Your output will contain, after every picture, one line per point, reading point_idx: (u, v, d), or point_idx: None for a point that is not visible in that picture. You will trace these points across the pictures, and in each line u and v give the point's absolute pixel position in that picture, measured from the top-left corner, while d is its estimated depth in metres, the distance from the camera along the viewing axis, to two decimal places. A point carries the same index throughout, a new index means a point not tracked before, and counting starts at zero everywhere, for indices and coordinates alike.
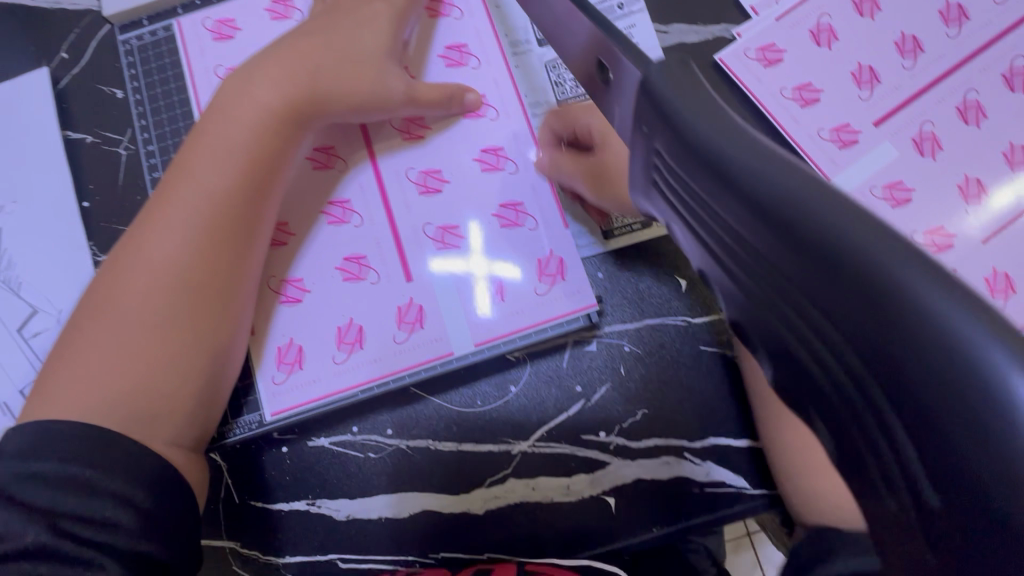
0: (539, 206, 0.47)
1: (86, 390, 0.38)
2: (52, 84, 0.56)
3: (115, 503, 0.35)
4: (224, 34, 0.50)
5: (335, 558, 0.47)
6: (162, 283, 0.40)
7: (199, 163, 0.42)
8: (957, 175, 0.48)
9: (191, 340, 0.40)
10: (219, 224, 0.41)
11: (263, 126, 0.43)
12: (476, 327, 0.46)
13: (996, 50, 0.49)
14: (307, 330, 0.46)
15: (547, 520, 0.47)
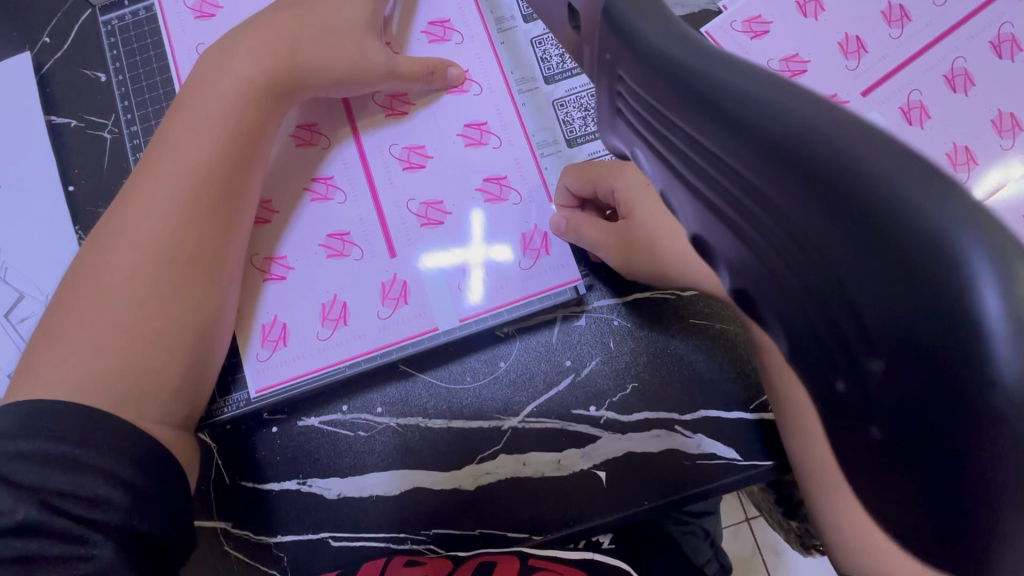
0: (523, 180, 0.47)
1: (69, 367, 0.38)
2: (35, 69, 0.56)
3: (103, 480, 0.35)
4: (205, 12, 0.49)
5: (326, 536, 0.47)
6: (143, 260, 0.40)
7: (178, 139, 0.42)
8: (945, 144, 0.48)
9: (170, 317, 0.40)
10: (195, 198, 0.41)
11: (240, 101, 0.42)
12: (461, 301, 0.46)
13: (984, 17, 0.49)
14: (292, 308, 0.46)
15: (538, 494, 0.46)
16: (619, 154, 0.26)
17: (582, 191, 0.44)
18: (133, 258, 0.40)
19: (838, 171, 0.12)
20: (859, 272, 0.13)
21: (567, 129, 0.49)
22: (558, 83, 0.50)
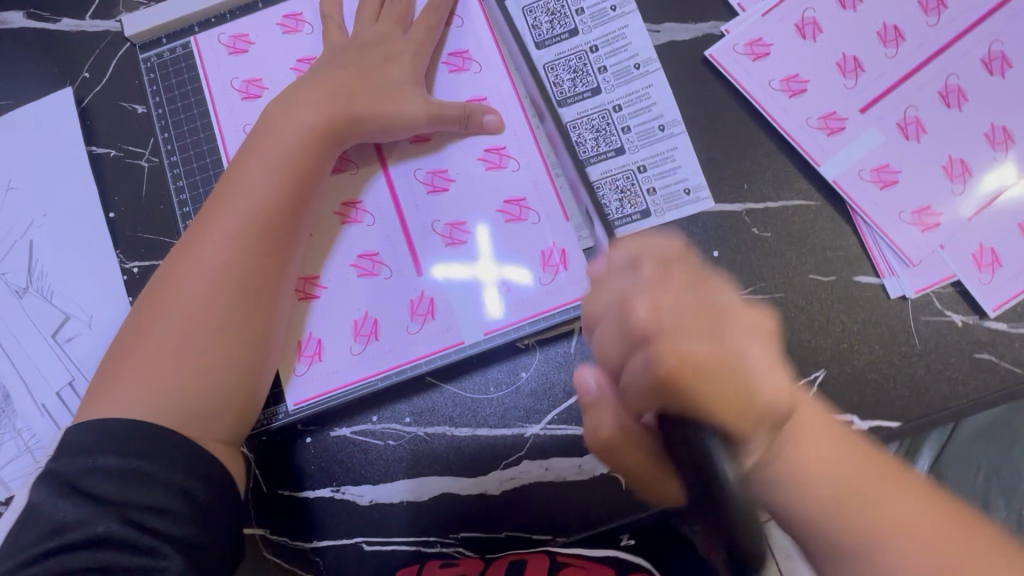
0: (541, 201, 0.49)
1: (139, 390, 0.41)
2: (76, 102, 0.59)
3: (174, 494, 0.38)
4: (238, 48, 0.52)
5: (360, 540, 0.50)
6: (208, 288, 0.42)
7: (245, 177, 0.44)
8: (941, 157, 0.50)
9: (232, 343, 0.43)
10: (264, 234, 0.44)
11: (303, 143, 0.45)
12: (486, 316, 0.48)
13: (975, 35, 0.51)
14: (325, 325, 0.48)
15: (560, 498, 0.49)
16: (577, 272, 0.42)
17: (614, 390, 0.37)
18: (201, 288, 0.42)
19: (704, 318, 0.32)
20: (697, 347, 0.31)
21: (581, 150, 0.54)
22: (571, 106, 0.54)
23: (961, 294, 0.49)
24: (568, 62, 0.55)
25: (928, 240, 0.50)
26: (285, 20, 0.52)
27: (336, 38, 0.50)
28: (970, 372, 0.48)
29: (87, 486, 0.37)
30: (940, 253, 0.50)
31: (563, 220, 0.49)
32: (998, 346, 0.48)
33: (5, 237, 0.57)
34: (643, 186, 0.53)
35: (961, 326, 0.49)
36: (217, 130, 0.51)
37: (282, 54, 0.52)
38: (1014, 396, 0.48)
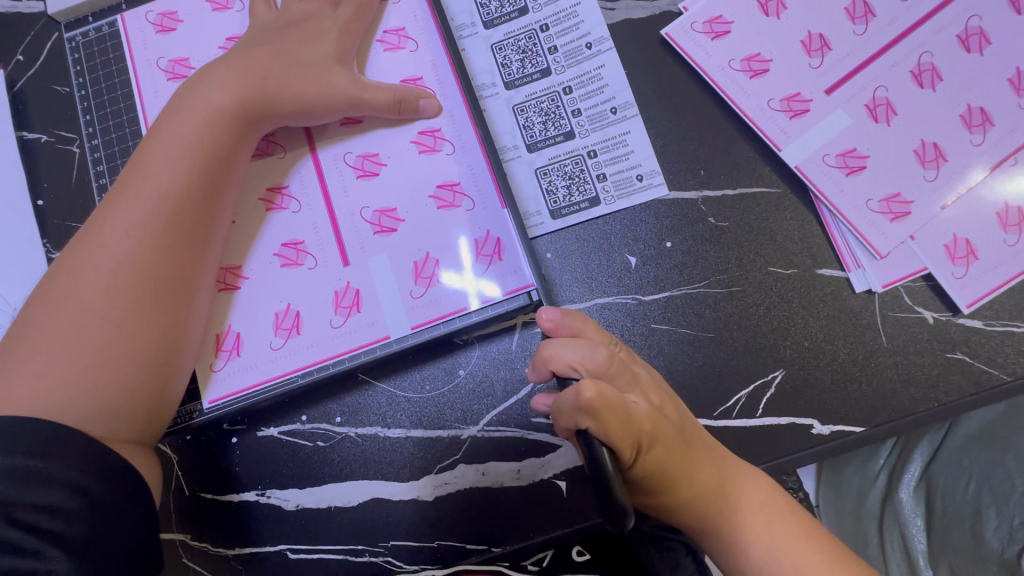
0: (477, 186, 0.46)
1: (32, 384, 0.38)
2: (8, 86, 0.57)
3: (68, 493, 0.35)
4: (166, 26, 0.50)
5: (284, 548, 0.47)
6: (111, 278, 0.39)
7: (151, 159, 0.42)
8: (913, 140, 0.47)
9: (139, 337, 0.40)
10: (172, 220, 0.41)
11: (215, 122, 0.42)
12: (415, 308, 0.45)
13: (952, 10, 0.47)
14: (244, 317, 0.46)
15: (496, 506, 0.46)
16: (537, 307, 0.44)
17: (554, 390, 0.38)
18: (103, 279, 0.39)
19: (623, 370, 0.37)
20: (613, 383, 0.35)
21: (528, 134, 0.50)
22: (519, 88, 0.51)
23: (931, 289, 0.45)
24: (517, 41, 0.51)
25: (896, 230, 0.46)
26: None
27: (264, 15, 0.48)
28: (941, 373, 0.44)
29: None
30: (909, 244, 0.46)
31: (498, 206, 0.46)
32: (972, 345, 0.45)
33: None
34: (593, 172, 0.49)
35: (932, 324, 0.45)
36: (140, 113, 0.49)
37: (211, 33, 0.50)
38: (989, 399, 0.44)
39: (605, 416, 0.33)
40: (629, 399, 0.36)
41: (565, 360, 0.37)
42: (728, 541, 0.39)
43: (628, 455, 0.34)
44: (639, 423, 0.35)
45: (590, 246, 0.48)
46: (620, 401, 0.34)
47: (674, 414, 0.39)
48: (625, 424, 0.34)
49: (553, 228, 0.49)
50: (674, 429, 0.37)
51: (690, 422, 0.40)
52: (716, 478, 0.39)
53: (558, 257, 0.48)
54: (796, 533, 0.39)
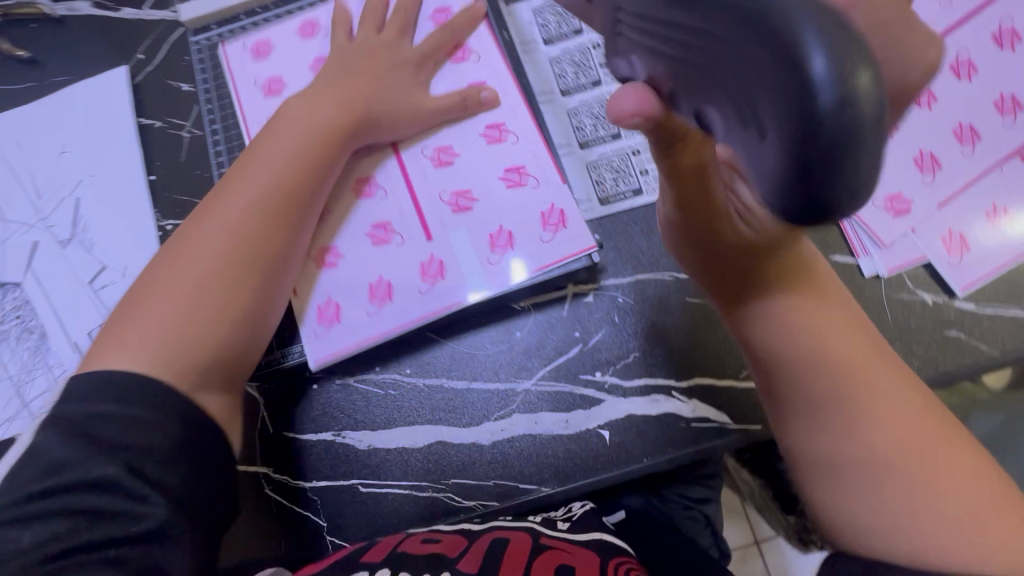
0: (539, 169, 0.54)
1: (147, 334, 0.43)
2: (129, 79, 0.66)
3: (171, 437, 0.40)
4: (262, 52, 0.63)
5: (356, 482, 0.52)
6: (225, 245, 0.46)
7: (264, 156, 0.50)
8: (912, 149, 0.55)
9: (240, 296, 0.46)
10: (280, 203, 0.49)
11: (319, 123, 0.52)
12: (484, 279, 0.52)
13: (944, 44, 0.56)
14: (344, 290, 0.54)
15: (546, 450, 0.52)
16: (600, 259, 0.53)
17: None
18: (218, 247, 0.46)
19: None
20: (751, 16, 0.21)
21: (581, 134, 0.59)
22: (573, 95, 0.60)
23: (930, 274, 0.52)
24: (572, 57, 0.60)
25: (900, 224, 0.53)
26: (303, 27, 0.63)
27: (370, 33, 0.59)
28: (939, 348, 0.51)
29: (90, 429, 0.38)
30: (911, 236, 0.53)
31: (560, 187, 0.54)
32: (968, 324, 0.51)
33: (56, 192, 0.63)
34: (637, 167, 0.57)
35: (931, 305, 0.52)
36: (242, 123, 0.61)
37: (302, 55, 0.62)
38: (982, 372, 0.51)
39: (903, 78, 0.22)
40: None
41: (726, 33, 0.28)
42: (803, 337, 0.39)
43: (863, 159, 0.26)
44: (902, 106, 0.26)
45: (635, 230, 0.56)
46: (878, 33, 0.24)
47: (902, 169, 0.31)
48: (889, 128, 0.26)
49: (601, 213, 0.56)
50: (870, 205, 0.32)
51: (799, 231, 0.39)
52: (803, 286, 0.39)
53: (606, 237, 0.56)
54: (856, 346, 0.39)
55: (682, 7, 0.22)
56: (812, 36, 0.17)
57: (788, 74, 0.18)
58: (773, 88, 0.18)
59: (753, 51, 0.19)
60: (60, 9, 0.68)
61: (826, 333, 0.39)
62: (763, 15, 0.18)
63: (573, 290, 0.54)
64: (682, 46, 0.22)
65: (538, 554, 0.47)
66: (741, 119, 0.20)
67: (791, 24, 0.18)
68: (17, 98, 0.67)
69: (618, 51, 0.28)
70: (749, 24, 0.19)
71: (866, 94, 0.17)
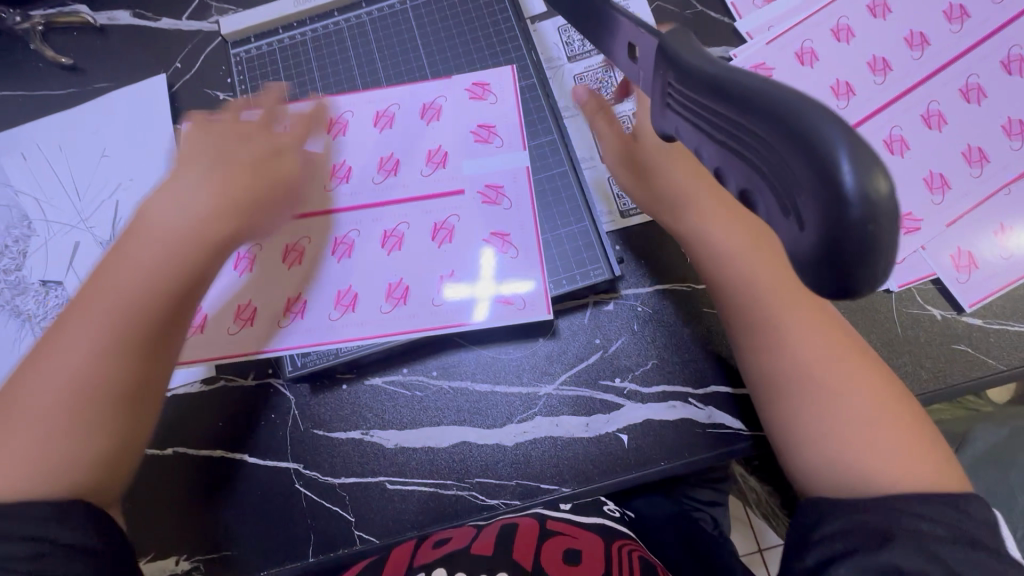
0: (495, 122, 0.60)
1: (25, 459, 0.39)
2: (167, 88, 0.68)
3: (42, 542, 0.37)
4: None
5: (382, 480, 0.54)
6: (104, 346, 0.43)
7: (134, 252, 0.46)
8: (922, 170, 0.57)
9: (131, 393, 0.43)
10: (161, 299, 0.45)
11: (213, 205, 0.49)
12: (465, 268, 0.56)
13: (955, 69, 0.58)
14: (417, 285, 0.56)
15: (566, 451, 0.54)
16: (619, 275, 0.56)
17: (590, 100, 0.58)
18: (92, 353, 0.43)
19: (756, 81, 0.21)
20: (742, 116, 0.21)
21: None
22: None
23: (939, 290, 0.54)
24: (595, 74, 0.63)
25: (911, 241, 0.55)
26: None
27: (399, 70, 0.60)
28: (946, 361, 0.53)
29: None
30: (921, 253, 0.55)
31: (493, 187, 0.58)
32: (975, 338, 0.53)
33: (96, 195, 0.65)
34: None
35: (940, 320, 0.54)
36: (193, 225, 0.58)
37: None
38: (987, 384, 0.53)
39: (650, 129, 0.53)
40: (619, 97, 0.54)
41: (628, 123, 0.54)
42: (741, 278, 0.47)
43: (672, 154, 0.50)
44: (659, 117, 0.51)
45: (656, 242, 0.58)
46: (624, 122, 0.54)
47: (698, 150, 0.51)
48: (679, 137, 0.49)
49: (623, 225, 0.59)
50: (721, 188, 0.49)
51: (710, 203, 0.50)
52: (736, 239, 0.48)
53: (626, 249, 0.58)
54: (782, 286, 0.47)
55: (711, 90, 0.22)
56: (835, 136, 0.18)
57: (809, 171, 0.18)
58: (797, 171, 0.19)
59: (778, 142, 0.19)
60: (102, 18, 0.71)
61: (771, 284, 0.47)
62: (791, 116, 0.19)
63: (594, 298, 0.57)
64: (714, 124, 0.23)
65: (544, 541, 0.52)
66: (766, 198, 0.21)
67: (820, 132, 0.18)
68: (59, 104, 0.69)
69: (659, 116, 0.28)
70: (775, 120, 0.19)
71: (888, 194, 0.17)
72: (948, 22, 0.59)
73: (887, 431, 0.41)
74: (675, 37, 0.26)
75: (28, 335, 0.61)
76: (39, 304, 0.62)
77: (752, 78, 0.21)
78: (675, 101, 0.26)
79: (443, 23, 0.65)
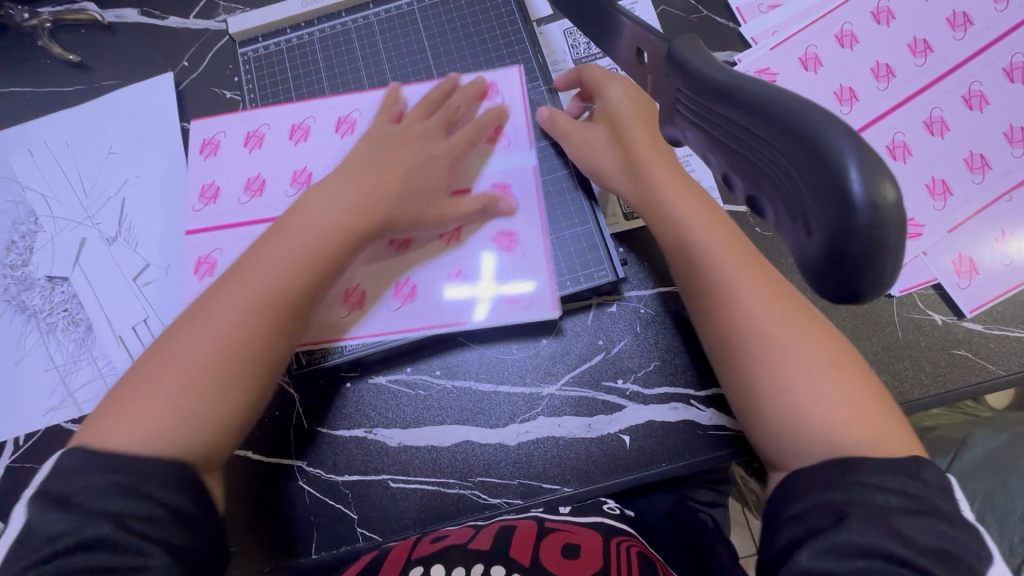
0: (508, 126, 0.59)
1: (145, 422, 0.42)
2: (174, 86, 0.69)
3: (158, 505, 0.40)
4: (209, 152, 0.64)
5: (385, 478, 0.55)
6: (240, 323, 0.46)
7: (280, 236, 0.49)
8: (924, 176, 0.57)
9: (253, 365, 0.45)
10: (293, 285, 0.48)
11: (358, 195, 0.51)
12: (466, 276, 0.56)
13: (957, 76, 0.59)
14: (427, 283, 0.56)
15: (568, 451, 0.54)
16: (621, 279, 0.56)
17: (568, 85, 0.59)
18: (225, 328, 0.45)
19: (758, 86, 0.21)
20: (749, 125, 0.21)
21: None
22: None
23: (941, 296, 0.55)
24: None
25: (913, 246, 0.56)
26: (205, 146, 0.64)
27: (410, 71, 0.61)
28: (946, 366, 0.53)
29: (76, 499, 0.39)
30: (923, 258, 0.56)
31: (499, 187, 0.58)
32: (975, 343, 0.54)
33: (103, 192, 0.65)
34: None
35: (940, 325, 0.54)
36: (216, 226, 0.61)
37: (230, 161, 0.63)
38: (988, 389, 0.53)
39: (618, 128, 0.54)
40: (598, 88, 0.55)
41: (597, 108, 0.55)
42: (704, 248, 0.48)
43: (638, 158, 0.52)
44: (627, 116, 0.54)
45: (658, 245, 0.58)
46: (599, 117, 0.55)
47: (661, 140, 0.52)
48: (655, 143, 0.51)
49: (626, 227, 0.59)
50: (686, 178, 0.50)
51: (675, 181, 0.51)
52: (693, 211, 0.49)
53: (629, 251, 0.58)
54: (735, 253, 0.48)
55: (720, 97, 0.23)
56: (842, 144, 0.18)
57: (817, 179, 0.19)
58: (805, 179, 0.19)
59: (786, 149, 0.20)
60: (109, 16, 0.71)
61: (729, 252, 0.48)
62: (802, 126, 0.19)
63: (597, 300, 0.57)
64: (723, 131, 0.23)
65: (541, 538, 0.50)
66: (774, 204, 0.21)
67: (828, 140, 0.18)
68: (65, 100, 0.70)
69: (668, 122, 0.28)
70: (783, 127, 0.20)
71: (893, 201, 0.18)
72: (952, 29, 0.60)
73: (837, 387, 0.43)
74: (684, 44, 0.26)
75: (33, 330, 0.61)
76: (44, 299, 0.62)
77: (759, 87, 0.21)
78: (684, 108, 0.26)
79: (449, 25, 0.66)
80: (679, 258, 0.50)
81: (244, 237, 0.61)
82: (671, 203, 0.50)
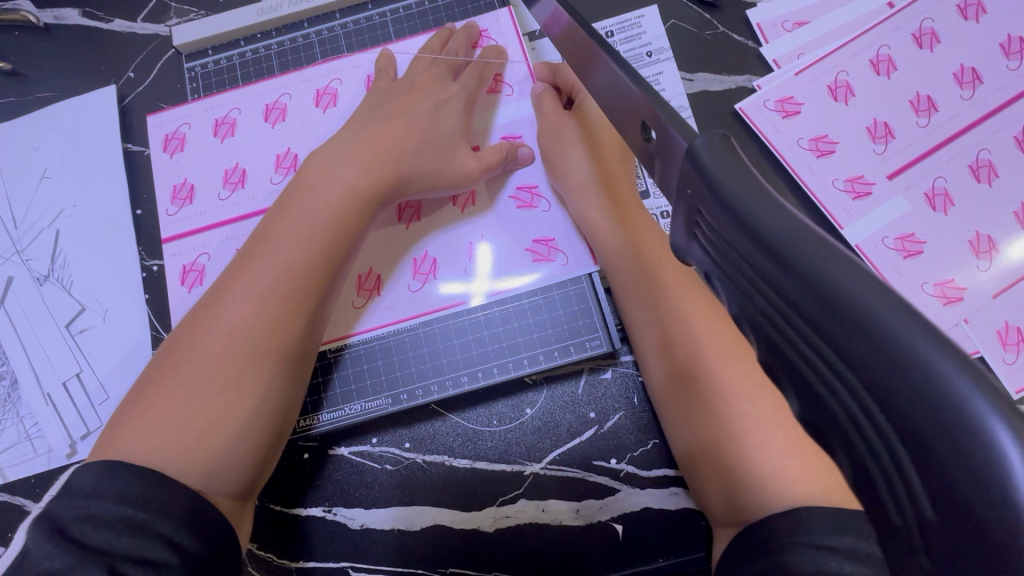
0: (514, 105, 0.54)
1: (142, 448, 0.34)
2: (118, 100, 0.60)
3: (169, 548, 0.31)
4: (172, 146, 0.57)
5: (346, 566, 0.49)
6: (249, 332, 0.38)
7: (277, 234, 0.41)
8: (968, 231, 0.50)
9: (260, 375, 0.37)
10: (296, 285, 0.40)
11: (370, 175, 0.44)
12: (468, 273, 0.51)
13: (1009, 113, 0.51)
14: (446, 257, 0.51)
15: (554, 540, 0.48)
16: (613, 345, 0.49)
17: (545, 78, 0.54)
18: (226, 336, 0.38)
19: (803, 235, 0.16)
20: (809, 305, 0.15)
21: None
22: None
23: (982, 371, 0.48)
24: None
25: (948, 314, 0.49)
26: (169, 141, 0.57)
27: (383, 83, 0.53)
28: None
29: (75, 529, 0.30)
30: (964, 327, 0.49)
31: (510, 138, 0.53)
32: None
33: (34, 222, 0.58)
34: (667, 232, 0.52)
35: None
36: (200, 227, 0.55)
37: (206, 159, 0.56)
38: None
39: (599, 140, 0.50)
40: (579, 91, 0.52)
41: (584, 110, 0.51)
42: (658, 296, 0.44)
43: (617, 179, 0.49)
44: (597, 127, 0.51)
45: None
46: (573, 120, 0.51)
47: (619, 166, 0.50)
48: (619, 166, 0.50)
49: None
50: (641, 219, 0.47)
51: (632, 218, 0.47)
52: (651, 250, 0.45)
53: None
54: (694, 300, 0.42)
55: (762, 248, 0.16)
56: (978, 400, 0.13)
57: (938, 436, 0.13)
58: (917, 429, 0.14)
59: (866, 366, 0.14)
60: (46, 16, 0.62)
61: (685, 299, 0.43)
62: (890, 342, 0.14)
63: (589, 366, 0.50)
64: (768, 303, 0.17)
65: None
66: (873, 417, 0.15)
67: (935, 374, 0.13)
68: None
69: (680, 248, 0.21)
70: (875, 350, 0.14)
71: None
72: (1004, 58, 0.52)
73: (793, 436, 0.36)
74: (710, 140, 0.19)
75: None
76: None
77: (830, 267, 0.15)
78: (709, 246, 0.19)
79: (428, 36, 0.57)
80: (633, 301, 0.45)
81: (232, 237, 0.54)
82: (629, 235, 0.46)
